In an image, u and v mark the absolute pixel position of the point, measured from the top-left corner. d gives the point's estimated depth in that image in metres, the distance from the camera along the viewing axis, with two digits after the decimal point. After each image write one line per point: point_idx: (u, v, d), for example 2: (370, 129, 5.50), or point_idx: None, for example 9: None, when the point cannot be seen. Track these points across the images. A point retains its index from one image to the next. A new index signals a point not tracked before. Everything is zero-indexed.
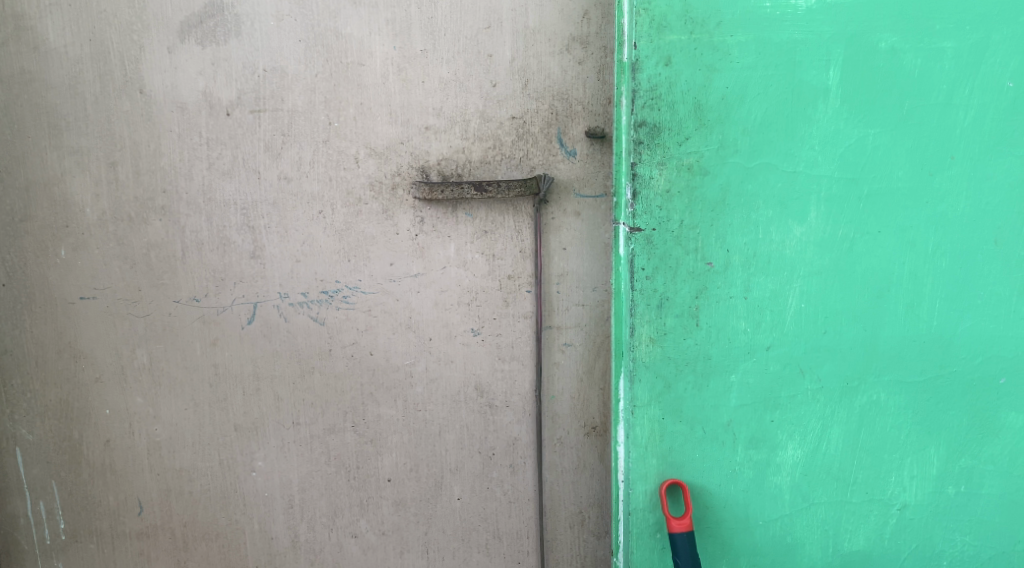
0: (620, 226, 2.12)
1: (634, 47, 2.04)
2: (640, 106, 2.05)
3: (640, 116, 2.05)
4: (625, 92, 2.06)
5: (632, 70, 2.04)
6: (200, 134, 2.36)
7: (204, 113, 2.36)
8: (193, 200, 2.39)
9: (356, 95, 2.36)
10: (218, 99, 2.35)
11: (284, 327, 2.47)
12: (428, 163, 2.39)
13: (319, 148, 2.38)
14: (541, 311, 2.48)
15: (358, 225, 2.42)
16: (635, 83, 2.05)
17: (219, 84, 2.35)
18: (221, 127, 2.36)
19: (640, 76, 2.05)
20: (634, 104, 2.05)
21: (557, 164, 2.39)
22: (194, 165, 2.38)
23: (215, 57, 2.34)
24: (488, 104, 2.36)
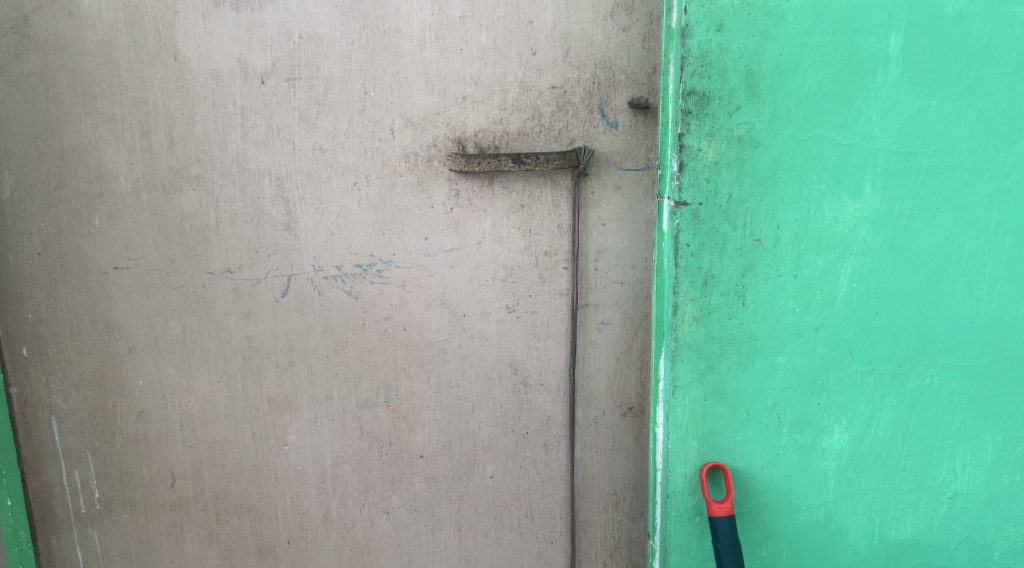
0: (665, 199, 2.05)
1: (685, 12, 1.95)
2: (689, 74, 1.97)
3: (689, 85, 1.98)
4: (674, 59, 1.98)
5: (681, 37, 1.96)
6: (234, 102, 2.32)
7: (239, 81, 2.31)
8: (227, 169, 2.35)
9: (393, 63, 2.29)
10: (253, 67, 2.30)
11: (317, 301, 2.43)
12: (465, 135, 2.33)
13: (354, 118, 2.32)
14: (578, 288, 2.42)
15: (392, 197, 2.37)
16: (684, 50, 1.96)
17: (254, 51, 2.30)
18: (255, 95, 2.31)
19: (689, 42, 1.96)
20: (683, 72, 1.97)
21: (598, 136, 2.32)
22: (228, 134, 2.33)
23: (250, 23, 2.29)
24: (527, 73, 2.29)
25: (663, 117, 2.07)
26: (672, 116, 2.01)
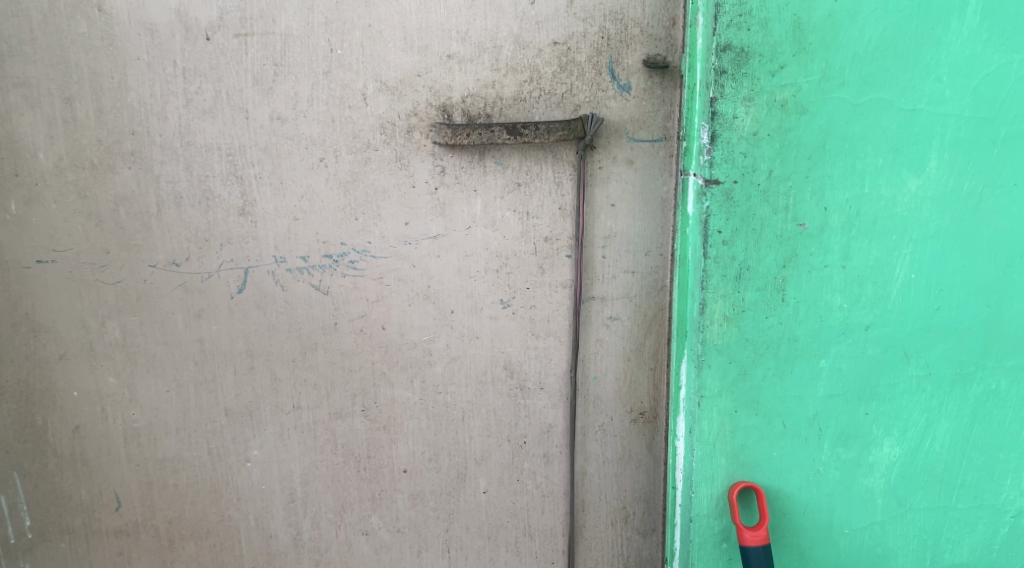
0: (691, 177, 1.72)
1: None
2: (724, 25, 1.64)
3: (724, 38, 1.65)
4: (705, 7, 1.65)
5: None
6: (174, 63, 1.94)
7: (178, 37, 1.93)
8: (168, 143, 1.98)
9: (364, 15, 1.93)
10: (195, 20, 1.92)
11: (281, 297, 2.09)
12: (450, 100, 1.97)
13: (318, 81, 1.95)
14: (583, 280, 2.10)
15: (366, 175, 2.02)
16: None
17: (196, 1, 1.93)
18: (199, 54, 1.94)
19: None
20: (716, 23, 1.65)
21: (607, 101, 1.98)
22: (168, 102, 1.96)
23: None
24: (523, 26, 1.94)
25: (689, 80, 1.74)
26: (703, 77, 1.68)
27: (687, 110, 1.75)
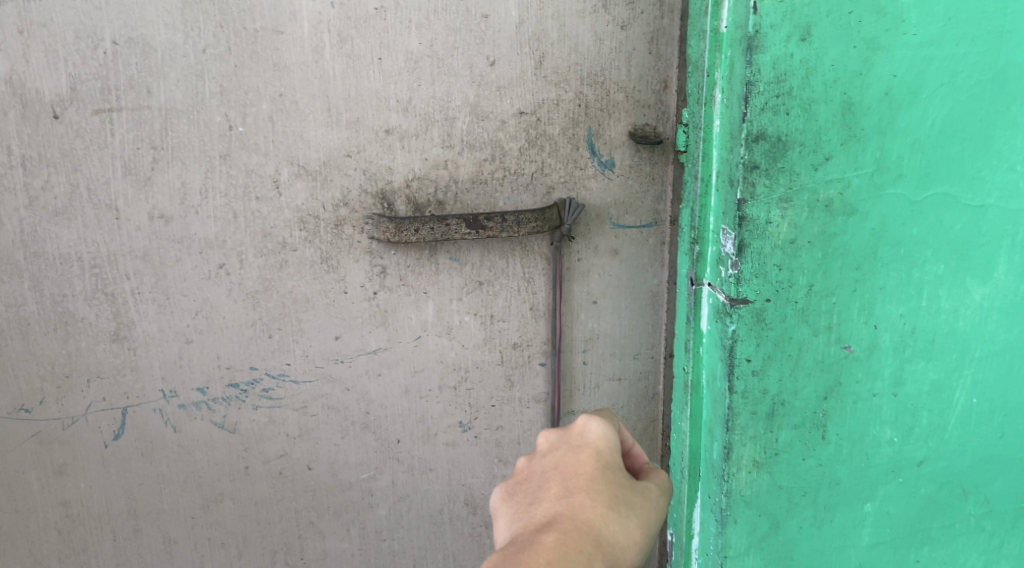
0: (705, 288, 1.36)
1: (753, 10, 1.18)
2: (758, 108, 1.21)
3: (757, 125, 1.22)
4: (734, 83, 1.22)
5: (747, 49, 1.19)
6: (8, 150, 1.39)
7: (13, 115, 1.37)
8: (6, 256, 1.43)
9: (272, 82, 1.42)
10: (36, 92, 1.37)
11: (173, 440, 1.59)
12: (392, 186, 1.51)
13: (213, 167, 1.45)
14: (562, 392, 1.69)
15: (281, 283, 1.53)
16: (752, 71, 1.20)
17: (36, 66, 1.36)
18: (45, 138, 1.39)
19: (758, 59, 1.20)
20: (748, 105, 1.21)
21: (586, 181, 1.57)
22: (3, 202, 1.41)
23: (24, 21, 1.34)
24: (481, 93, 1.48)
25: (705, 166, 1.32)
26: (728, 170, 1.26)
27: (702, 203, 1.34)
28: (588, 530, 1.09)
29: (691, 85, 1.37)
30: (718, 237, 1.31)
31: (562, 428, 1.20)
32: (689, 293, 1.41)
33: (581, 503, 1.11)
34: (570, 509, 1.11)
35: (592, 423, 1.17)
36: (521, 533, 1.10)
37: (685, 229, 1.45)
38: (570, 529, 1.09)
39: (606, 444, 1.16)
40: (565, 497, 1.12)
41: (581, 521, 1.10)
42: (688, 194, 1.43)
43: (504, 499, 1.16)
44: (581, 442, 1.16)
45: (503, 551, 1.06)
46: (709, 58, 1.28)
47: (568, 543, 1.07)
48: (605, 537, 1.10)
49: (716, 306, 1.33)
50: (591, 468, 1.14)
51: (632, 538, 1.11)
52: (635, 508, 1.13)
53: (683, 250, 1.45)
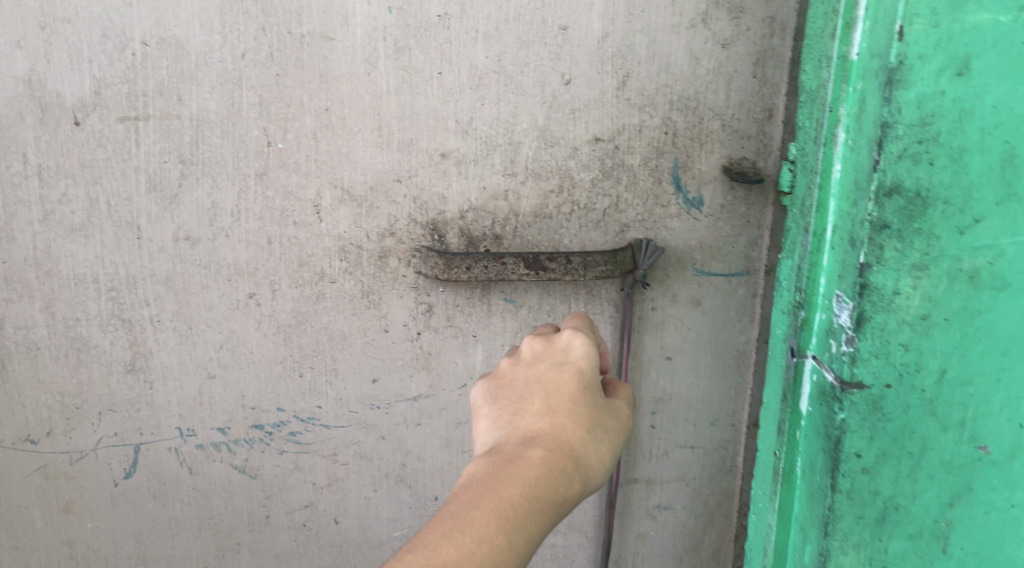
0: (808, 359, 1.16)
1: (898, 36, 0.95)
2: (895, 156, 0.98)
3: (892, 176, 0.99)
4: (867, 123, 0.99)
5: (886, 84, 0.97)
6: (23, 159, 1.24)
7: (30, 120, 1.23)
8: (16, 275, 1.29)
9: (318, 94, 1.25)
10: (56, 95, 1.22)
11: (188, 483, 1.43)
12: (445, 215, 1.32)
13: (247, 187, 1.29)
14: (623, 456, 1.48)
15: (316, 318, 1.36)
16: (890, 110, 0.97)
17: (57, 66, 1.21)
18: (64, 147, 1.24)
19: (901, 96, 0.97)
20: (883, 151, 0.98)
21: (668, 221, 1.35)
22: (16, 215, 1.26)
23: (46, 15, 1.19)
24: (553, 115, 1.28)
25: (819, 218, 1.10)
26: (850, 227, 1.04)
27: (812, 262, 1.12)
28: (569, 450, 0.94)
29: (806, 118, 1.14)
30: (831, 305, 1.09)
31: (545, 336, 1.04)
32: (788, 365, 1.18)
33: (564, 423, 0.96)
34: (551, 428, 0.95)
35: (576, 340, 1.01)
36: (502, 445, 0.95)
37: (785, 287, 1.23)
38: (553, 448, 0.94)
39: (591, 362, 1.00)
40: (546, 415, 0.96)
41: (564, 441, 0.95)
42: (791, 246, 1.20)
43: (483, 403, 1.01)
44: (564, 358, 1.00)
45: (481, 465, 0.92)
46: (833, 89, 1.05)
47: (553, 462, 0.93)
48: (583, 457, 0.95)
49: (823, 386, 1.11)
50: (576, 382, 0.98)
51: (606, 463, 0.97)
52: (611, 432, 0.98)
53: (781, 310, 1.23)
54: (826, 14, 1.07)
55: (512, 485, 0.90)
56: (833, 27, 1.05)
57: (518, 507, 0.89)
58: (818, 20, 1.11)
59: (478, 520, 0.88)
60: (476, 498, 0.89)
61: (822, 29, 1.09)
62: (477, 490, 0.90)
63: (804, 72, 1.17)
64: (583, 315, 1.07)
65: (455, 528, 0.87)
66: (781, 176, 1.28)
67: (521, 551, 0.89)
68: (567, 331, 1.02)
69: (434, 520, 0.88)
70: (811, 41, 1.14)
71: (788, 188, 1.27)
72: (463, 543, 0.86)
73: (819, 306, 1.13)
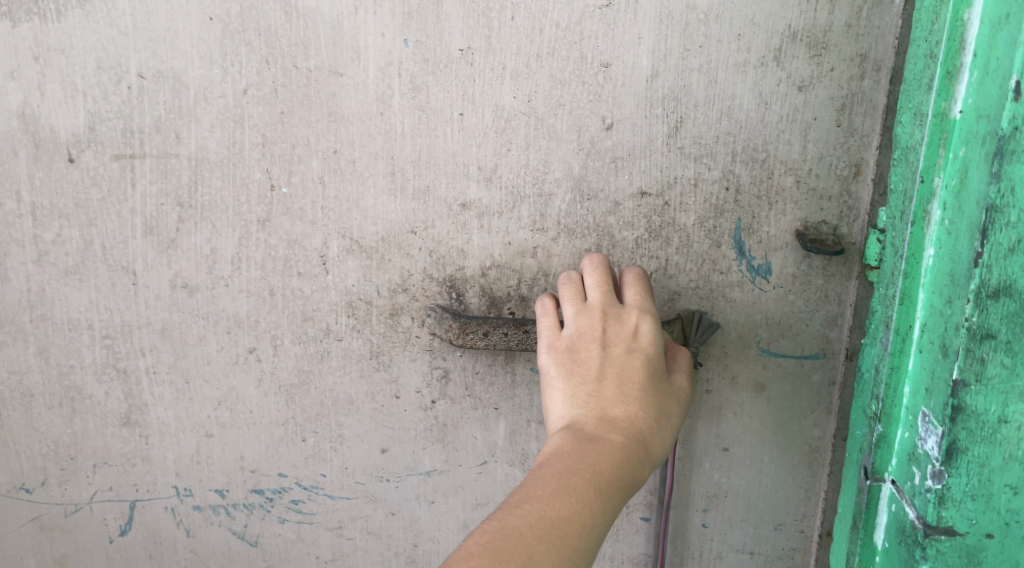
0: (886, 485, 0.94)
1: (1014, 97, 0.77)
2: (1004, 249, 0.79)
3: (1000, 272, 0.80)
4: (969, 203, 0.81)
5: (995, 155, 0.78)
6: (16, 196, 1.15)
7: (23, 154, 1.14)
8: (11, 318, 1.21)
9: (326, 134, 1.11)
10: (49, 129, 1.13)
11: (185, 544, 1.32)
12: (464, 272, 1.15)
13: (249, 233, 1.16)
14: (668, 555, 1.28)
15: (320, 379, 1.22)
16: (999, 189, 0.78)
17: (51, 98, 1.12)
18: (57, 184, 1.15)
19: (1013, 173, 0.78)
20: (988, 240, 0.80)
21: (727, 290, 1.14)
22: (10, 255, 1.18)
23: (39, 44, 1.09)
24: (593, 165, 1.10)
25: (903, 314, 0.89)
26: (942, 331, 0.84)
27: (893, 367, 0.91)
28: (643, 429, 0.93)
29: (898, 181, 0.91)
30: (915, 424, 0.89)
31: (613, 310, 1.00)
32: (859, 489, 0.97)
33: (636, 408, 0.94)
34: (626, 413, 0.93)
35: (646, 324, 0.98)
36: (580, 422, 0.93)
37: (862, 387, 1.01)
38: (630, 435, 0.92)
39: (659, 349, 0.98)
40: (620, 399, 0.94)
41: (637, 424, 0.93)
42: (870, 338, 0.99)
43: (553, 375, 0.98)
44: (634, 342, 0.97)
45: (563, 443, 0.91)
46: (925, 153, 0.86)
47: (630, 449, 0.91)
48: (654, 437, 0.94)
49: (902, 523, 0.91)
50: (648, 366, 0.96)
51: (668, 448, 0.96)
52: (675, 419, 0.97)
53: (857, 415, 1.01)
54: (923, 58, 0.87)
55: (602, 460, 0.89)
56: (929, 75, 0.86)
57: (609, 480, 0.88)
58: (913, 62, 0.90)
59: (577, 490, 0.86)
60: (571, 467, 0.88)
61: (916, 76, 0.88)
62: (572, 461, 0.88)
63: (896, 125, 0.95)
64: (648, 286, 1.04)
65: (554, 498, 0.86)
66: (867, 246, 1.06)
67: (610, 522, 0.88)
68: (639, 311, 0.99)
69: (530, 486, 0.87)
70: (908, 89, 0.90)
71: (876, 262, 1.04)
72: (564, 512, 0.85)
73: (900, 422, 0.92)
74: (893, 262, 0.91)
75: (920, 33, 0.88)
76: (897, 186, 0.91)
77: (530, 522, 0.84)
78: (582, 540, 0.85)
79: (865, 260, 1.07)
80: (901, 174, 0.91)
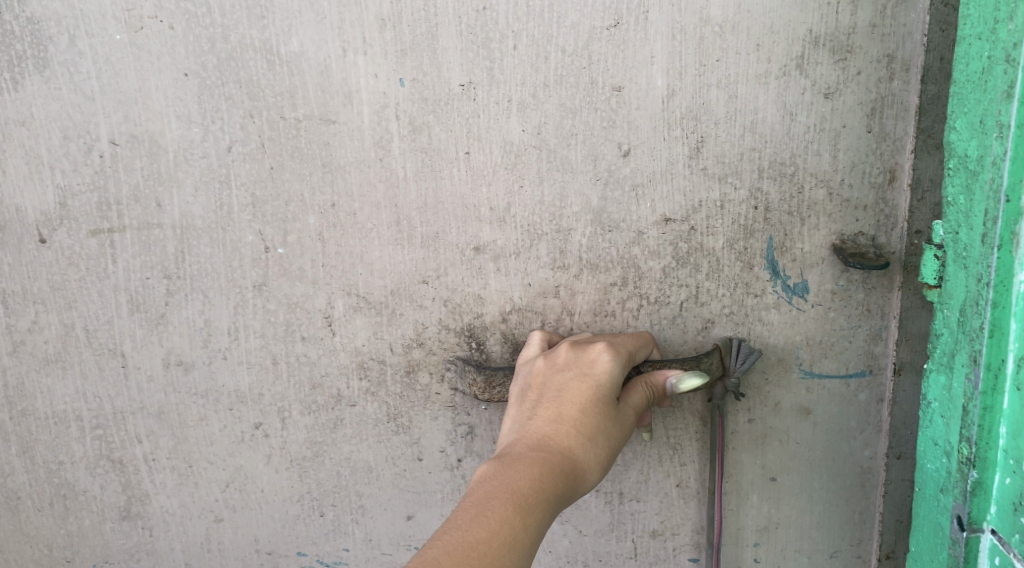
0: (987, 535, 0.90)
1: None
2: None
3: None
4: None
5: None
6: None
7: None
8: None
9: (321, 187, 1.03)
10: (15, 210, 1.03)
11: None
12: (483, 319, 1.07)
13: (244, 301, 1.07)
14: None
15: (335, 448, 1.12)
16: None
17: (15, 176, 1.02)
18: (29, 268, 1.05)
19: None
20: None
21: (763, 314, 1.07)
22: None
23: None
24: (611, 194, 1.02)
25: (994, 347, 0.87)
26: None
27: (987, 406, 0.88)
28: (578, 451, 0.89)
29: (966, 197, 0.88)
30: (1020, 470, 0.85)
31: (579, 346, 0.99)
32: (955, 542, 0.92)
33: (571, 429, 0.90)
34: (557, 433, 0.90)
35: (604, 354, 0.96)
36: (515, 445, 0.90)
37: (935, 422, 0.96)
38: (554, 454, 0.88)
39: (613, 378, 0.94)
40: (558, 421, 0.91)
41: (569, 445, 0.89)
42: (941, 368, 0.94)
43: (511, 405, 0.96)
44: (589, 370, 0.95)
45: (491, 462, 0.88)
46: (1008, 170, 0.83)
47: (551, 468, 0.87)
48: (589, 459, 0.89)
49: None
50: (594, 391, 0.93)
51: (597, 475, 0.90)
52: (612, 444, 0.92)
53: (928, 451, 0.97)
54: (994, 62, 0.83)
55: (525, 477, 0.85)
56: (1004, 83, 0.82)
57: (526, 497, 0.84)
58: (972, 63, 0.86)
59: (493, 509, 0.82)
60: (493, 486, 0.84)
61: (982, 82, 0.85)
62: (495, 481, 0.85)
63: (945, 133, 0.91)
64: (644, 338, 1.03)
65: (474, 518, 0.82)
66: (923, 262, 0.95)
67: (526, 547, 0.82)
68: (607, 346, 0.97)
69: (454, 511, 0.84)
70: (960, 92, 0.88)
71: (936, 279, 0.93)
72: (481, 531, 0.81)
73: (997, 466, 0.89)
74: (976, 291, 0.87)
75: (979, 32, 0.85)
76: (971, 209, 0.87)
77: (450, 545, 0.80)
78: (497, 557, 0.80)
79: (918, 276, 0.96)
80: (976, 194, 0.87)
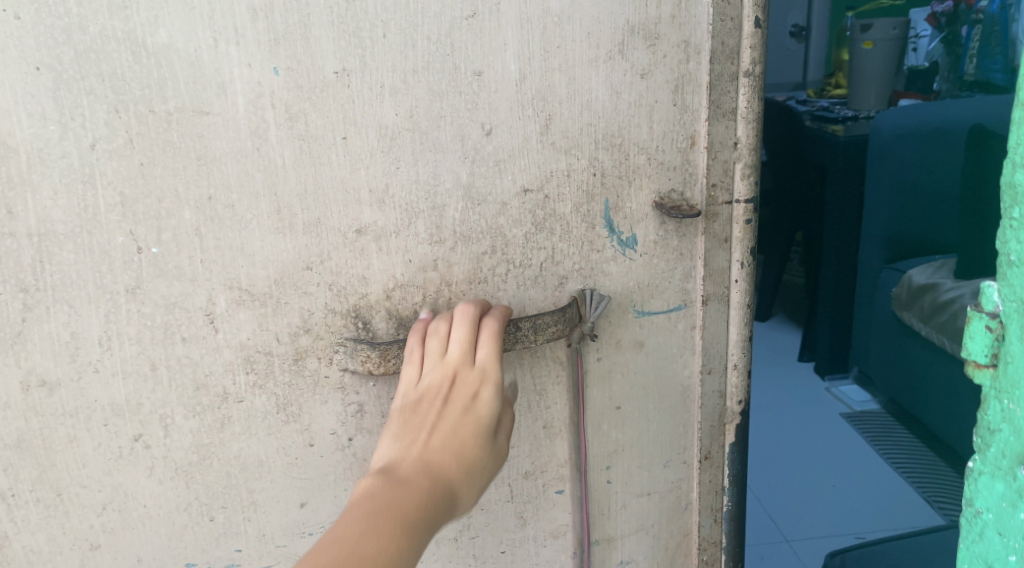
0: None
1: None
2: None
3: None
4: None
5: None
6: None
7: None
8: None
9: (197, 181, 1.01)
10: None
11: None
12: (367, 299, 1.12)
13: (115, 308, 1.01)
14: (591, 514, 1.35)
15: (221, 448, 1.10)
16: None
17: None
18: None
19: None
20: None
21: (605, 265, 1.24)
22: None
23: None
24: (477, 170, 1.13)
25: None
26: None
27: None
28: (477, 441, 1.06)
29: None
30: None
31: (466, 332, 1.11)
32: None
33: (470, 425, 1.07)
34: (458, 426, 1.07)
35: (490, 349, 1.10)
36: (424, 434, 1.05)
37: (987, 536, 0.96)
38: (460, 449, 1.05)
39: (496, 374, 1.10)
40: (458, 416, 1.07)
41: (470, 438, 1.06)
42: (999, 472, 0.94)
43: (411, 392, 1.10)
44: (480, 365, 1.10)
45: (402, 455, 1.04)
46: None
47: (456, 461, 1.05)
48: (486, 450, 1.07)
49: None
50: (486, 386, 1.09)
51: (491, 457, 1.08)
52: (501, 432, 1.10)
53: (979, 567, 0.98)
54: None
55: (435, 476, 1.03)
56: None
57: (437, 492, 1.01)
58: None
59: (408, 498, 0.99)
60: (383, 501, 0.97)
61: None
62: (382, 494, 0.99)
63: (1008, 174, 0.88)
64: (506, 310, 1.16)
65: (392, 499, 0.98)
66: (972, 337, 0.94)
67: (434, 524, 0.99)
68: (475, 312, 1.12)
69: (374, 492, 0.99)
70: None
71: (990, 360, 0.92)
72: (397, 511, 0.97)
73: None
74: None
75: None
76: None
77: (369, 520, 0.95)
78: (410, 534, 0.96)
79: (963, 354, 0.95)
80: None
